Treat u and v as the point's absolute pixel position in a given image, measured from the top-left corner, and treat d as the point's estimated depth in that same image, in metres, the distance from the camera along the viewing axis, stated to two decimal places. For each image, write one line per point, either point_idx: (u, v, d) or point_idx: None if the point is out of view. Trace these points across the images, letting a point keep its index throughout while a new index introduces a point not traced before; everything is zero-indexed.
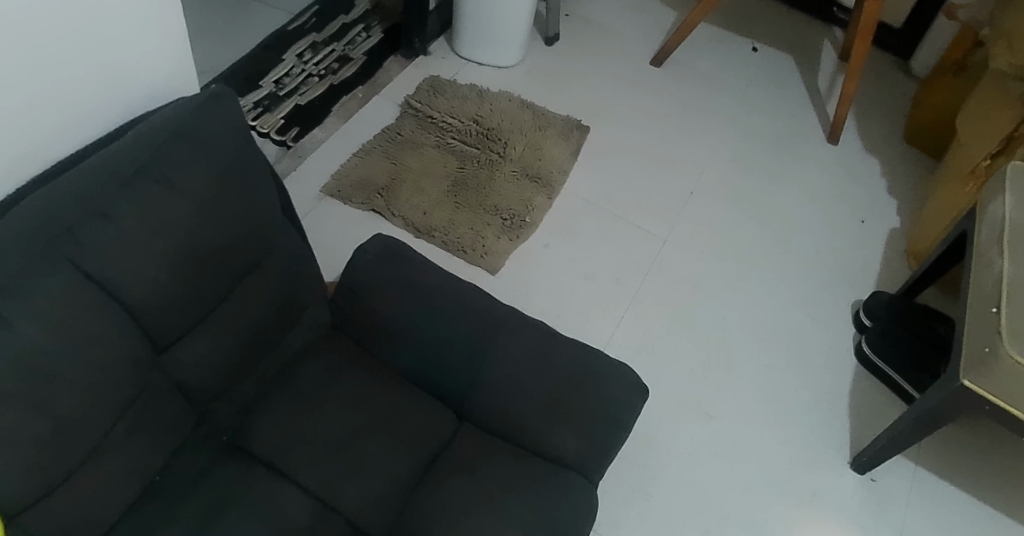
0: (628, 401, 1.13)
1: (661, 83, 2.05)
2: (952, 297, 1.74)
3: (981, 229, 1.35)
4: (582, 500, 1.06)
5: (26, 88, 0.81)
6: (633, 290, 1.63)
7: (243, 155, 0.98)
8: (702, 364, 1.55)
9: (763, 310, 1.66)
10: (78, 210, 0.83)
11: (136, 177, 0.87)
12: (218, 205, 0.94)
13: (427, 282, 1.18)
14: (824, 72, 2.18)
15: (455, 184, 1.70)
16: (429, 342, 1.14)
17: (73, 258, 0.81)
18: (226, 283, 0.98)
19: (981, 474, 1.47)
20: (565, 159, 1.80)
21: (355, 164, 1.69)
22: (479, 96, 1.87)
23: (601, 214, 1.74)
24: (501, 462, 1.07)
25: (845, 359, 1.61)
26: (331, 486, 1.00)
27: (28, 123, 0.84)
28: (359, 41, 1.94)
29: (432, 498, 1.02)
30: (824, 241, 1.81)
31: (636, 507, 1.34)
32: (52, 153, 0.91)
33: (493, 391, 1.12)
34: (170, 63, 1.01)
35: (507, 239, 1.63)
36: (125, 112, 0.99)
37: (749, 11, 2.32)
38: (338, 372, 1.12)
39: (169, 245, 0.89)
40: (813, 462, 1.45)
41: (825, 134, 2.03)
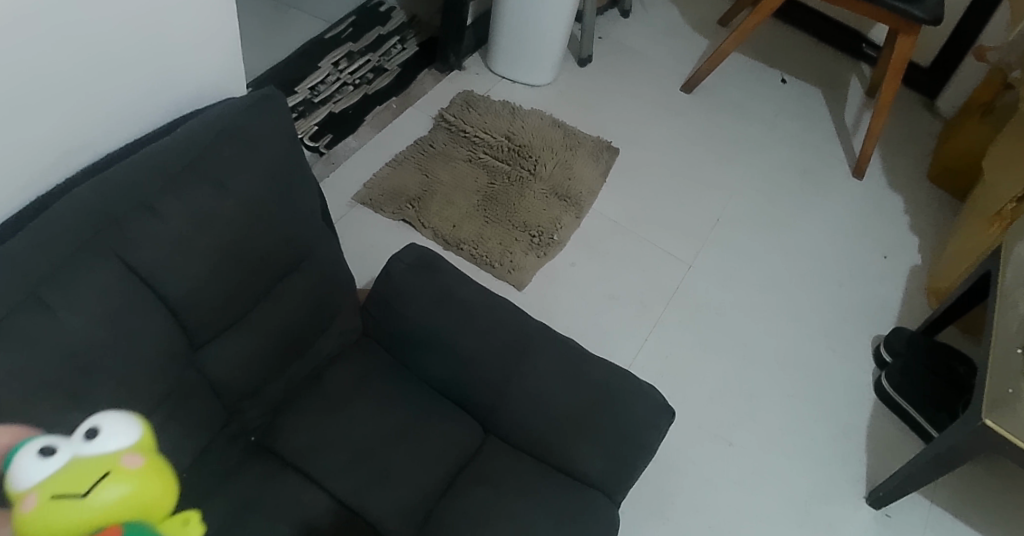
0: (654, 423, 1.13)
1: (691, 110, 2.07)
2: (972, 337, 1.74)
3: (1005, 270, 1.35)
4: (604, 520, 1.06)
5: (85, 84, 0.84)
6: (656, 312, 1.64)
7: (286, 159, 1.00)
8: (723, 390, 1.55)
9: (786, 340, 1.66)
10: (127, 205, 0.84)
11: (183, 175, 0.89)
12: (262, 207, 0.96)
13: (459, 293, 1.19)
14: (851, 106, 2.19)
15: (485, 199, 1.71)
16: (458, 354, 1.15)
17: (119, 251, 0.84)
18: (265, 284, 1.00)
19: (998, 517, 1.46)
20: (593, 178, 1.82)
21: (387, 174, 1.71)
22: (512, 113, 1.89)
23: (627, 236, 1.75)
24: (524, 478, 1.08)
25: (865, 394, 1.60)
26: (356, 493, 1.01)
27: (81, 116, 0.86)
28: (394, 53, 1.97)
29: (454, 510, 1.02)
30: (847, 274, 1.81)
31: (653, 529, 1.34)
32: (102, 147, 0.93)
33: (520, 407, 1.12)
34: (220, 64, 1.03)
35: (534, 255, 1.64)
36: (173, 109, 1.01)
37: (779, 43, 2.35)
38: (366, 379, 1.13)
39: (213, 244, 0.91)
40: (830, 495, 1.44)
41: (851, 168, 2.04)
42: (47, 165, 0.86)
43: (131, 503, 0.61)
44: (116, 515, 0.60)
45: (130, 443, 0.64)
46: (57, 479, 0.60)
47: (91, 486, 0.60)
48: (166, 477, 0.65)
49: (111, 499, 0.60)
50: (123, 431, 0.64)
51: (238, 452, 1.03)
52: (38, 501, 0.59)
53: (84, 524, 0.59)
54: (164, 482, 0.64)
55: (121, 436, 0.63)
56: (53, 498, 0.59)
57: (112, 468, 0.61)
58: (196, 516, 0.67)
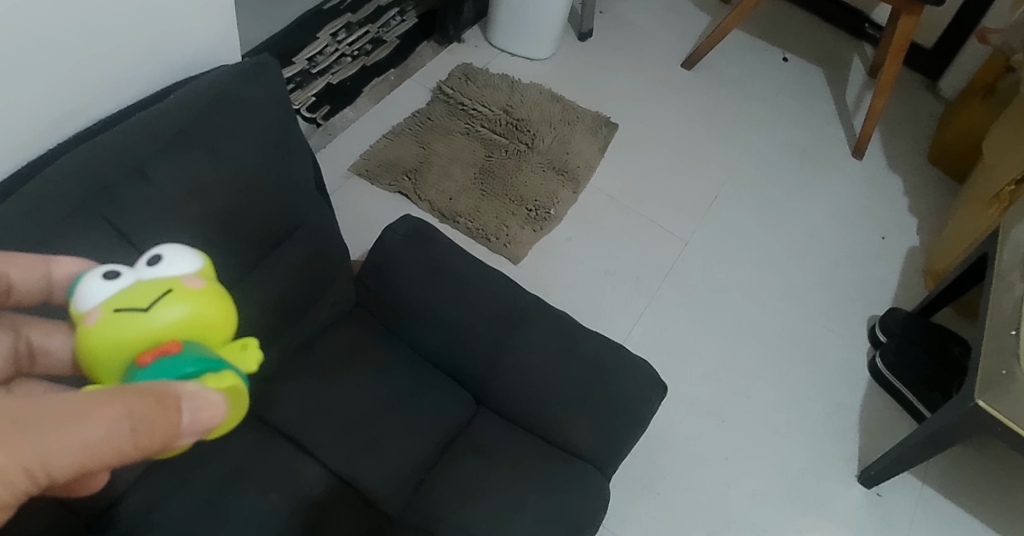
0: (646, 397, 1.12)
1: (691, 87, 2.05)
2: (967, 319, 1.74)
3: (1002, 252, 1.35)
4: (595, 492, 1.07)
5: (79, 50, 0.82)
6: (652, 288, 1.63)
7: (280, 128, 0.99)
8: (717, 367, 1.55)
9: (781, 318, 1.66)
10: (118, 170, 0.84)
11: (175, 140, 0.88)
12: (255, 175, 0.95)
13: (454, 265, 1.18)
14: (853, 86, 2.18)
15: (482, 172, 1.70)
16: (451, 326, 1.14)
17: (110, 217, 0.83)
18: (258, 252, 0.99)
19: (986, 497, 1.47)
20: (591, 154, 1.80)
21: (384, 146, 1.69)
22: (510, 87, 1.86)
23: (625, 212, 1.74)
24: (516, 451, 1.08)
25: (859, 373, 1.61)
26: (347, 463, 1.01)
27: (74, 82, 0.85)
28: (394, 25, 1.92)
29: (445, 482, 1.03)
30: (845, 253, 1.81)
31: (644, 503, 1.35)
32: (95, 112, 0.92)
33: (513, 379, 1.12)
34: (215, 31, 1.01)
35: (531, 230, 1.63)
36: (167, 76, 0.99)
37: (783, 21, 2.32)
38: (360, 350, 1.12)
39: (205, 210, 0.91)
40: (821, 472, 1.45)
41: (851, 148, 2.03)
42: (38, 130, 0.85)
43: (191, 324, 0.61)
44: (176, 333, 0.60)
45: (191, 270, 0.64)
46: (121, 295, 0.59)
47: (154, 301, 0.59)
48: (224, 305, 0.65)
49: (173, 318, 0.59)
50: (184, 260, 0.64)
51: None
52: (103, 315, 0.59)
53: (146, 339, 0.59)
54: (223, 310, 0.64)
55: (180, 264, 0.63)
56: (116, 311, 0.59)
57: (172, 287, 0.61)
58: (254, 342, 0.65)
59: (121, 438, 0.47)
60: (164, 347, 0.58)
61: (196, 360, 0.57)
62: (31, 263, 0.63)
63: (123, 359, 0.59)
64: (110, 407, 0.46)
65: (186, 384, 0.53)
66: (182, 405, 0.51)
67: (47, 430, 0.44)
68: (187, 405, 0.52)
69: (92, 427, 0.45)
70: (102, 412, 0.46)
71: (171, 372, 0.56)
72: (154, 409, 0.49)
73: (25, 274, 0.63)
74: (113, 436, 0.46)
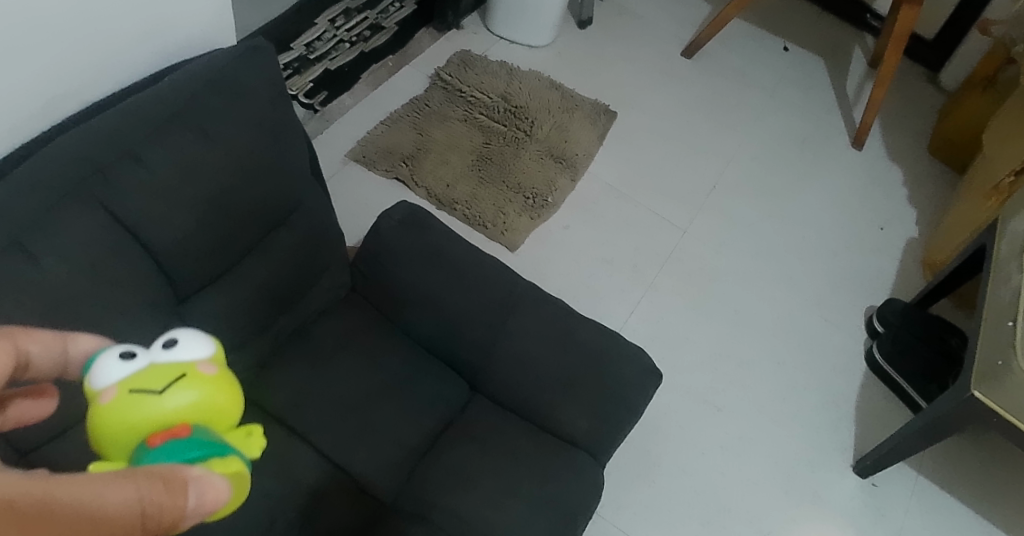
0: (641, 385, 1.12)
1: (691, 76, 2.04)
2: (964, 310, 1.74)
3: (1000, 244, 1.34)
4: (589, 479, 1.07)
5: (73, 32, 0.81)
6: (649, 277, 1.63)
7: (276, 113, 0.99)
8: (714, 356, 1.55)
9: (779, 308, 1.66)
10: (112, 153, 0.83)
11: (170, 124, 0.87)
12: (249, 159, 0.95)
13: (449, 251, 1.18)
14: (853, 76, 2.17)
15: (480, 159, 1.69)
16: (447, 313, 1.14)
17: (104, 199, 0.83)
18: (252, 237, 0.99)
19: (981, 487, 1.47)
20: (590, 142, 1.79)
21: (381, 132, 1.69)
22: (509, 74, 1.85)
23: (623, 200, 1.73)
24: (511, 437, 1.08)
25: (855, 364, 1.61)
26: (339, 447, 1.01)
27: (67, 64, 0.84)
28: (392, 11, 1.90)
29: (440, 468, 1.03)
30: (843, 244, 1.80)
31: (639, 491, 1.35)
32: (88, 95, 0.91)
33: (508, 366, 1.12)
34: (210, 14, 1.00)
35: (528, 217, 1.63)
36: (162, 59, 0.98)
37: (784, 10, 2.30)
38: (354, 336, 1.12)
39: (200, 194, 0.90)
40: (817, 462, 1.45)
41: (851, 138, 2.02)
42: (31, 113, 0.84)
43: (204, 410, 0.54)
44: (185, 419, 0.53)
45: (208, 355, 0.58)
46: (139, 375, 0.53)
47: (166, 385, 0.53)
48: (237, 393, 0.58)
49: (182, 403, 0.53)
50: (203, 345, 0.58)
51: None
52: (116, 395, 0.52)
53: (155, 422, 0.52)
54: (235, 398, 0.57)
55: (196, 347, 0.57)
56: (132, 392, 0.52)
57: (188, 372, 0.55)
58: (261, 430, 0.57)
59: (131, 524, 0.38)
60: (175, 431, 0.51)
61: (205, 446, 0.50)
62: (53, 339, 0.51)
63: (127, 444, 0.52)
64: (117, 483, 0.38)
65: (192, 467, 0.44)
66: (188, 489, 0.42)
67: (61, 508, 0.35)
68: (195, 489, 0.42)
69: (109, 506, 0.37)
70: (118, 488, 0.38)
71: (179, 455, 0.48)
72: (164, 494, 0.40)
73: (47, 351, 0.50)
74: (125, 516, 0.37)
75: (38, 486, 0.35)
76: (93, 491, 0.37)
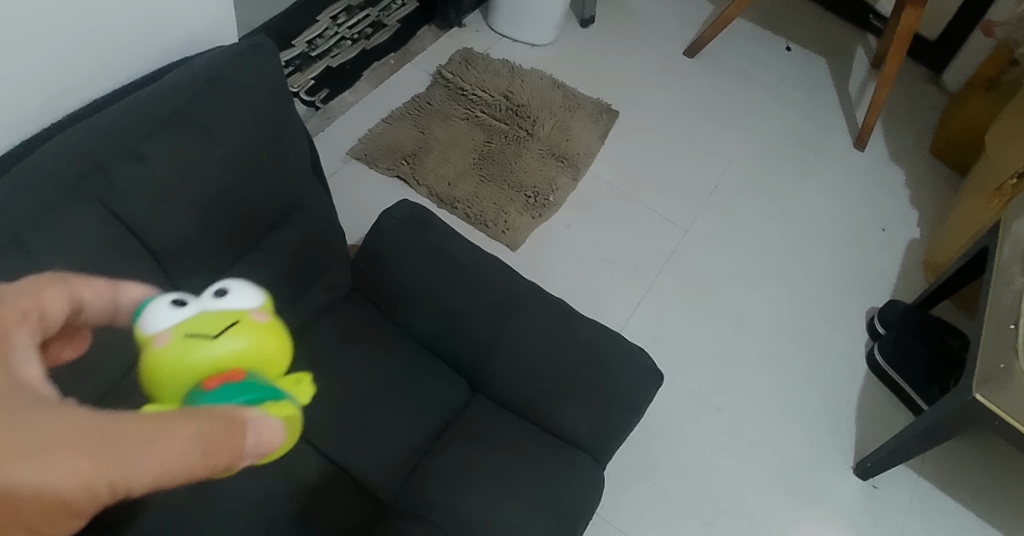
0: (642, 386, 1.12)
1: (693, 75, 2.03)
2: (967, 312, 1.73)
3: (1003, 246, 1.34)
4: (590, 480, 1.06)
5: (73, 28, 0.81)
6: (650, 277, 1.62)
7: (277, 110, 0.98)
8: (714, 357, 1.55)
9: (780, 308, 1.65)
10: (112, 150, 0.83)
11: (171, 121, 0.87)
12: (250, 157, 0.95)
13: (450, 251, 1.17)
14: (856, 76, 2.16)
15: (481, 157, 1.69)
16: (447, 311, 1.14)
17: (104, 197, 0.82)
18: (252, 235, 0.99)
19: (982, 490, 1.47)
20: (592, 141, 1.79)
21: (383, 130, 1.68)
22: (511, 72, 1.85)
23: (624, 200, 1.73)
24: (511, 437, 1.08)
25: (856, 365, 1.60)
26: (342, 446, 1.01)
27: (68, 60, 0.83)
28: (394, 9, 1.90)
29: (439, 467, 1.02)
30: (845, 244, 1.80)
31: (639, 492, 1.35)
32: (89, 92, 0.90)
33: (508, 365, 1.12)
34: (212, 10, 1.00)
35: (530, 216, 1.63)
36: (163, 55, 0.98)
37: (787, 10, 2.29)
38: (355, 335, 1.12)
39: (200, 192, 0.90)
40: (817, 463, 1.45)
41: (853, 139, 2.01)
42: (31, 110, 0.84)
43: (253, 356, 0.60)
44: (237, 362, 0.58)
45: (255, 304, 0.63)
46: (195, 320, 0.58)
47: (221, 331, 0.58)
48: (285, 340, 0.64)
49: (233, 348, 0.58)
50: (251, 294, 0.63)
51: None
52: (174, 338, 0.57)
53: (210, 366, 0.57)
54: (281, 343, 0.63)
55: (246, 297, 0.62)
56: (187, 336, 0.57)
57: (240, 319, 0.60)
58: (308, 378, 0.63)
59: (189, 461, 0.44)
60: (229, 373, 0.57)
61: (256, 390, 0.55)
62: (104, 287, 0.57)
63: (183, 383, 0.57)
64: (180, 425, 0.44)
65: (250, 409, 0.50)
66: (245, 430, 0.48)
67: (126, 448, 0.43)
68: (251, 430, 0.48)
69: (166, 449, 0.43)
70: (178, 431, 0.44)
71: (237, 394, 0.55)
72: (223, 433, 0.46)
73: (99, 297, 0.56)
74: (184, 456, 0.44)
75: (109, 426, 0.43)
76: (151, 437, 0.43)
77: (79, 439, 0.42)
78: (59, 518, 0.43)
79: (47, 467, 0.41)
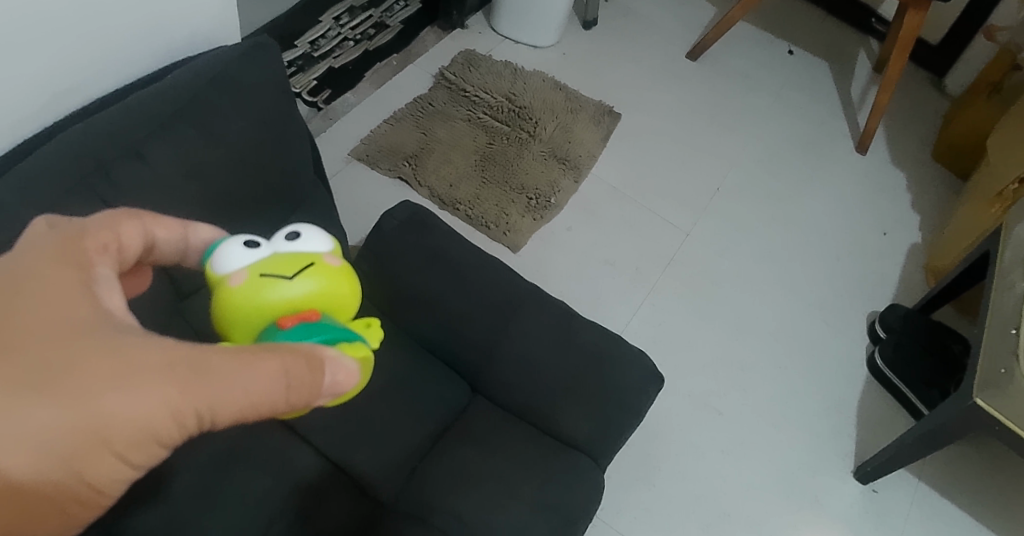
0: (643, 389, 1.12)
1: (695, 78, 2.03)
2: (967, 317, 1.73)
3: (1004, 251, 1.34)
4: (590, 483, 1.06)
5: (76, 28, 0.81)
6: (651, 280, 1.62)
7: (280, 111, 0.98)
8: (715, 360, 1.55)
9: (780, 312, 1.65)
10: (113, 150, 0.83)
11: (173, 120, 0.87)
12: (252, 158, 0.95)
13: (452, 252, 1.17)
14: (858, 80, 2.16)
15: (483, 159, 1.69)
16: (447, 312, 1.14)
17: (106, 197, 0.82)
18: (253, 235, 0.99)
19: (982, 495, 1.47)
20: (594, 143, 1.79)
21: (385, 131, 1.68)
22: (513, 74, 1.85)
23: (625, 203, 1.73)
24: (511, 439, 1.08)
25: (857, 369, 1.60)
26: (341, 448, 1.01)
27: (70, 60, 0.84)
28: (397, 10, 1.90)
29: (440, 468, 1.03)
30: (846, 248, 1.80)
31: (639, 495, 1.35)
32: (91, 91, 0.91)
33: (509, 368, 1.12)
34: (215, 11, 1.00)
35: (531, 218, 1.63)
36: (165, 56, 0.98)
37: (790, 13, 2.29)
38: None
39: (201, 192, 0.90)
40: (817, 467, 1.45)
41: (855, 143, 2.01)
42: (33, 109, 0.84)
43: (323, 297, 0.69)
44: (310, 302, 0.68)
45: (326, 249, 0.73)
46: (270, 263, 0.68)
47: (295, 273, 0.68)
48: (353, 283, 0.73)
49: (307, 290, 0.67)
50: (320, 241, 0.72)
51: None
52: (252, 278, 0.66)
53: (286, 304, 0.66)
54: (349, 286, 0.72)
55: (317, 243, 0.72)
56: (262, 276, 0.66)
57: (313, 262, 0.70)
58: (377, 319, 0.72)
59: (273, 386, 0.51)
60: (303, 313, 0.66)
61: (329, 328, 0.64)
62: (174, 226, 0.61)
63: (264, 319, 0.67)
64: (269, 359, 0.51)
65: (327, 349, 0.58)
66: (324, 367, 0.56)
67: (214, 378, 0.48)
68: (329, 368, 0.56)
69: (253, 377, 0.50)
70: (266, 367, 0.51)
71: (312, 330, 0.63)
72: (304, 371, 0.53)
73: (171, 237, 0.61)
74: (271, 388, 0.51)
75: (199, 360, 0.48)
76: (241, 369, 0.50)
77: (171, 368, 0.47)
78: (148, 447, 0.48)
79: (143, 391, 0.46)
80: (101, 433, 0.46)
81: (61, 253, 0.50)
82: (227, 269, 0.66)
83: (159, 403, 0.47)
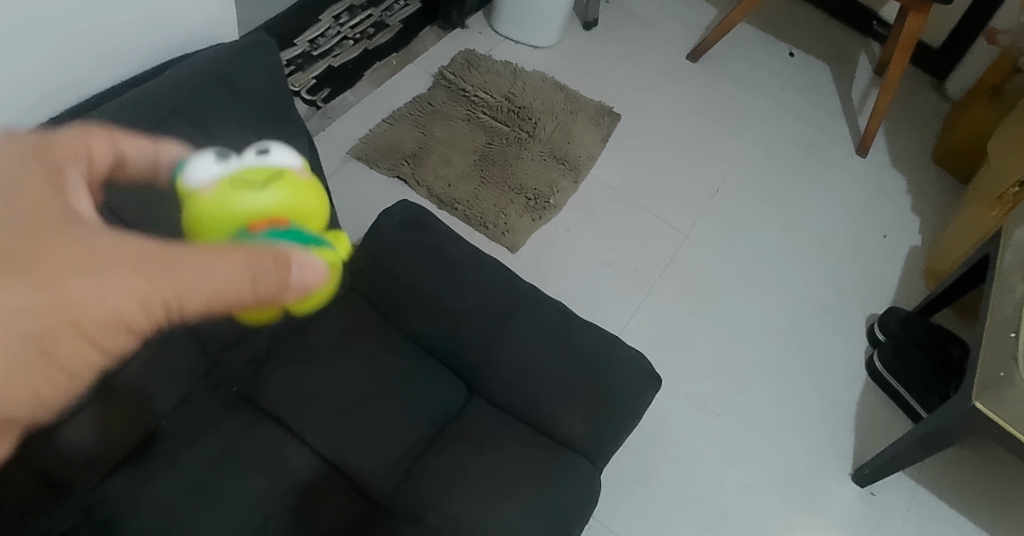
0: (640, 390, 1.11)
1: (695, 80, 2.03)
2: (967, 320, 1.73)
3: (1004, 254, 1.33)
4: (586, 484, 1.06)
5: (73, 23, 0.80)
6: (650, 281, 1.62)
7: (277, 109, 0.99)
8: (713, 362, 1.54)
9: (779, 313, 1.65)
10: None
11: (169, 117, 0.87)
12: (249, 156, 0.95)
13: (449, 251, 1.17)
14: (859, 83, 2.16)
15: (482, 159, 1.69)
16: (444, 312, 1.13)
17: (102, 193, 0.82)
18: None
19: (981, 499, 1.46)
20: (593, 144, 1.79)
21: (384, 130, 1.68)
22: (513, 74, 1.85)
23: (625, 204, 1.72)
24: (508, 439, 1.08)
25: (856, 372, 1.60)
26: (336, 447, 1.02)
27: (67, 56, 0.83)
28: (397, 9, 1.90)
29: (436, 468, 1.03)
30: (845, 251, 1.79)
31: (636, 497, 1.34)
32: (88, 88, 0.90)
33: (505, 368, 1.11)
34: (212, 8, 1.00)
35: (530, 218, 1.62)
36: (163, 53, 0.98)
37: (791, 15, 2.29)
38: (351, 335, 1.12)
39: None
40: (815, 469, 1.44)
41: (855, 145, 2.01)
42: (29, 104, 0.84)
43: (286, 206, 0.81)
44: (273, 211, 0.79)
45: (295, 162, 0.88)
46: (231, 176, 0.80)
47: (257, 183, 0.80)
48: (320, 194, 0.88)
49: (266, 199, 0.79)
50: (291, 156, 0.88)
51: (219, 403, 1.03)
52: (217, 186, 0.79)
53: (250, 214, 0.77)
54: (316, 194, 0.86)
55: (287, 157, 0.87)
56: (229, 188, 0.78)
57: (278, 173, 0.83)
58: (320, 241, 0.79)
59: (240, 279, 0.64)
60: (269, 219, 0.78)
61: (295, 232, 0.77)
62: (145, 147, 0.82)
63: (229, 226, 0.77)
64: (236, 254, 0.65)
65: (298, 250, 0.69)
66: (292, 265, 0.67)
67: (181, 267, 0.63)
68: (297, 264, 0.67)
69: (222, 267, 0.64)
70: (233, 257, 0.64)
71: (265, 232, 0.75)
72: (270, 263, 0.65)
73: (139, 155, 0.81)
74: (235, 277, 0.64)
75: (168, 250, 0.64)
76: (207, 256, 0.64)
77: (138, 263, 0.62)
78: (119, 330, 0.64)
79: (110, 280, 0.60)
80: (77, 316, 0.59)
81: (28, 179, 0.61)
82: (194, 180, 0.80)
83: (135, 288, 0.62)
